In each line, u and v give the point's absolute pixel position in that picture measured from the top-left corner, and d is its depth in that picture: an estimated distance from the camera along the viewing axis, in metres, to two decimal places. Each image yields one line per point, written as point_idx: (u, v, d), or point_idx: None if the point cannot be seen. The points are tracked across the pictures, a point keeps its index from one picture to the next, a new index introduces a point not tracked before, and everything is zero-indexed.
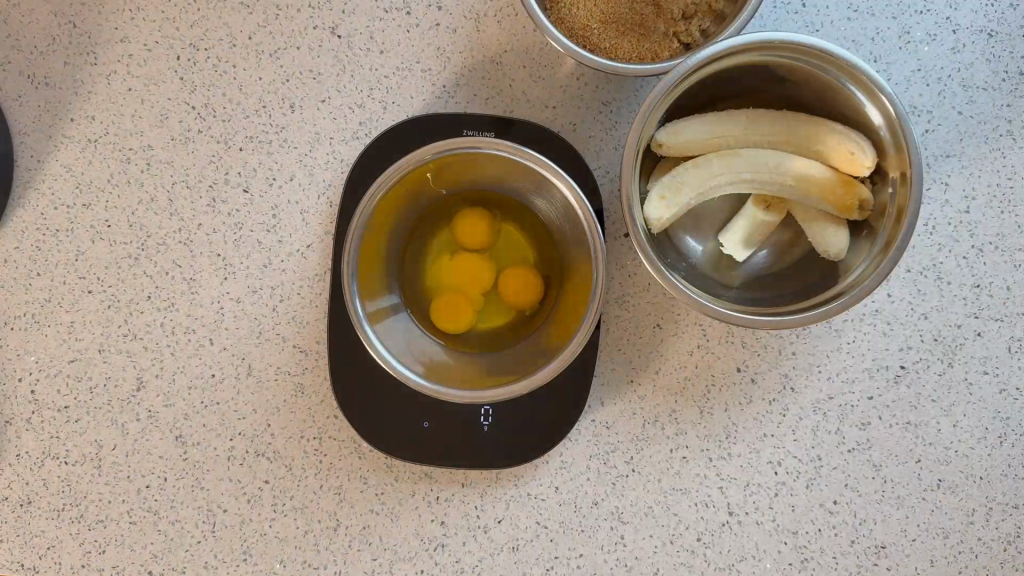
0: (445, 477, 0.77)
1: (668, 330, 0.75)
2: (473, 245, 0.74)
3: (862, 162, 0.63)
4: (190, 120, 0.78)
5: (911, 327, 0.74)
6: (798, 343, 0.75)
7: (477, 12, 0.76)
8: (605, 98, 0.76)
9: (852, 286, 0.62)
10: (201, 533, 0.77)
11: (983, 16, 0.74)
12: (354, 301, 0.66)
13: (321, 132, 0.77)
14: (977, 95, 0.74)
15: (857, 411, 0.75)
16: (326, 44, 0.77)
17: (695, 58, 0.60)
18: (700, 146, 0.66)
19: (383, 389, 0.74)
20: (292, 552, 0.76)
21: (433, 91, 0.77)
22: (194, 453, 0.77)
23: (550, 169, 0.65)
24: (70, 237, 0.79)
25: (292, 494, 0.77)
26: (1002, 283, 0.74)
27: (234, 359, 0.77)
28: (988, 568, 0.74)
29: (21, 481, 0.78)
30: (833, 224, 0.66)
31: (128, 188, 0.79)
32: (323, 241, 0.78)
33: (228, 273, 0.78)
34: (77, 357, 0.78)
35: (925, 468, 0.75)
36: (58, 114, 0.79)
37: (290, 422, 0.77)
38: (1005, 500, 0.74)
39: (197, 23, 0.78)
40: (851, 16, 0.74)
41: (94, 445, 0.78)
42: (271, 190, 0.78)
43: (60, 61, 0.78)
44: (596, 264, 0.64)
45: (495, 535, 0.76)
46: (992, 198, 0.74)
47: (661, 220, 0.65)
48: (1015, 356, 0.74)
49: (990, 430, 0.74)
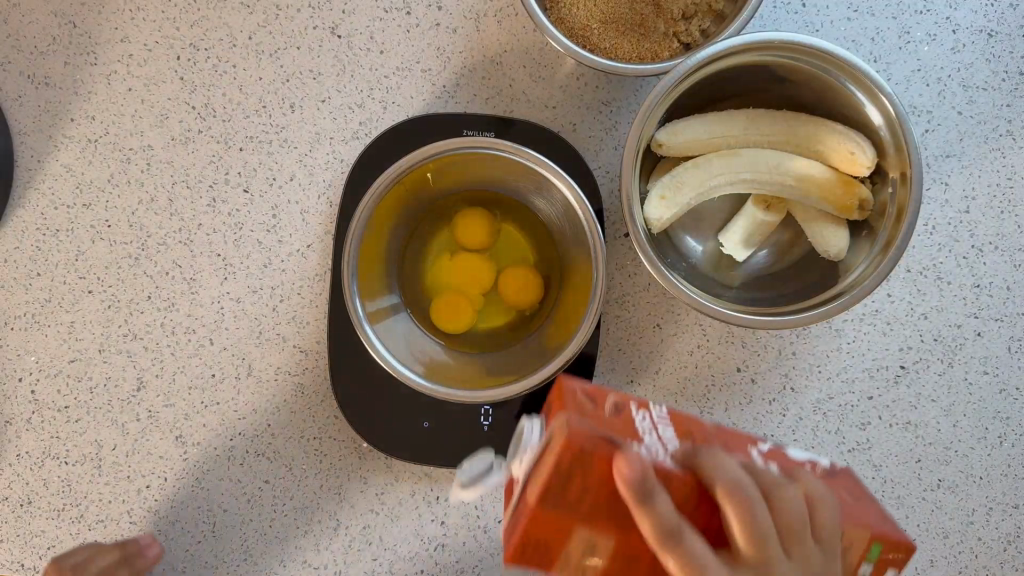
0: (446, 478, 0.77)
1: (668, 330, 0.75)
2: (473, 245, 0.75)
3: (862, 161, 0.63)
4: (190, 120, 0.78)
5: (911, 327, 0.74)
6: (798, 344, 0.75)
7: (477, 12, 0.76)
8: (605, 98, 0.76)
9: (852, 286, 0.62)
10: (201, 533, 0.77)
11: (984, 15, 0.74)
12: (354, 301, 0.66)
13: (320, 132, 0.77)
14: (977, 95, 0.74)
15: (857, 411, 0.75)
16: (326, 44, 0.77)
17: (695, 58, 0.60)
18: (700, 146, 0.66)
19: (384, 390, 0.74)
20: (292, 551, 0.77)
21: (433, 91, 0.77)
22: (194, 453, 0.77)
23: (550, 169, 0.65)
24: (70, 238, 0.79)
25: (292, 494, 0.77)
26: (1002, 283, 0.74)
27: (234, 359, 0.78)
28: (989, 568, 0.74)
29: (21, 481, 0.78)
30: (833, 224, 0.66)
31: (128, 189, 0.79)
32: (323, 241, 0.78)
33: (228, 273, 0.78)
34: (77, 357, 0.78)
35: (925, 468, 0.75)
36: (59, 114, 0.79)
37: (290, 422, 0.77)
38: (1005, 500, 0.74)
39: (197, 23, 0.78)
40: (852, 16, 0.74)
41: (95, 445, 0.78)
42: (271, 190, 0.78)
43: (60, 61, 0.78)
44: (596, 264, 0.64)
45: (495, 535, 0.76)
46: (992, 198, 0.74)
47: (661, 219, 0.65)
48: (1016, 356, 0.74)
49: (990, 430, 0.74)
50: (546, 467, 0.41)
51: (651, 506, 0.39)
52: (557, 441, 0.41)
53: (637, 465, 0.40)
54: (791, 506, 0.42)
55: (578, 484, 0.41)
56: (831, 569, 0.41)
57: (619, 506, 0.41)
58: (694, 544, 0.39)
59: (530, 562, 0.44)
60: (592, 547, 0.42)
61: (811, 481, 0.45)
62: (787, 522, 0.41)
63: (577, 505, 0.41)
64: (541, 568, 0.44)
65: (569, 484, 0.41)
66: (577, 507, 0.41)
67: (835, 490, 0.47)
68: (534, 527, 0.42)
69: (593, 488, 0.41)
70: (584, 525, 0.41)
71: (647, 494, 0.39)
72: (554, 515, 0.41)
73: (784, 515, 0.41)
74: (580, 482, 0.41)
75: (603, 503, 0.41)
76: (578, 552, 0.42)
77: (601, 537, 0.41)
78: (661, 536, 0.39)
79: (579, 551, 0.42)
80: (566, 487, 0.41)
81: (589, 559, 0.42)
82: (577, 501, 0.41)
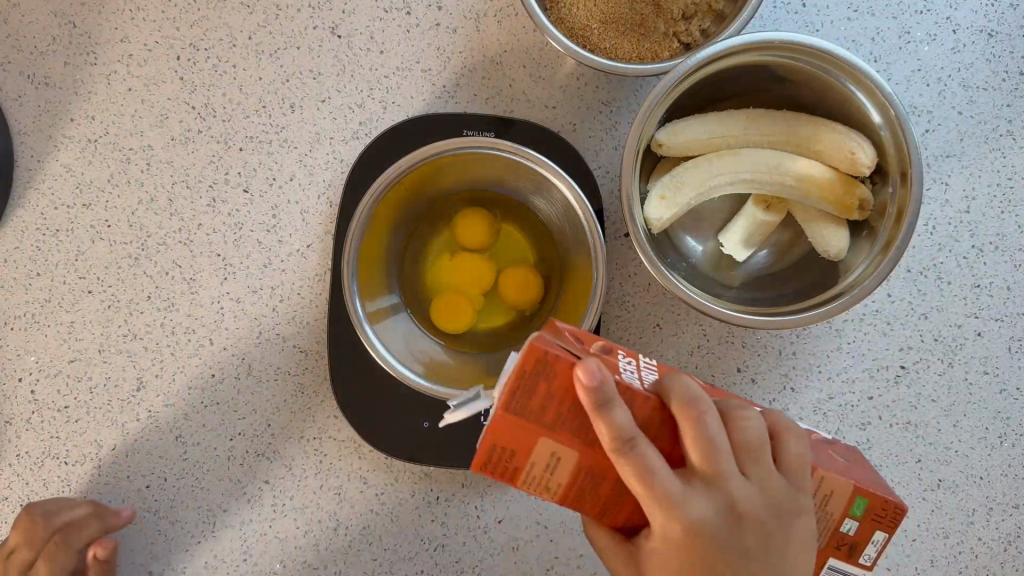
0: (446, 478, 0.77)
1: (668, 330, 0.75)
2: (472, 246, 0.75)
3: (862, 161, 0.63)
4: (190, 120, 0.78)
5: (911, 326, 0.74)
6: (798, 344, 0.75)
7: (477, 12, 0.76)
8: (605, 98, 0.76)
9: (852, 286, 0.62)
10: (201, 533, 0.77)
11: (984, 15, 0.74)
12: (354, 301, 0.65)
13: (320, 132, 0.77)
14: (977, 95, 0.74)
15: (857, 411, 0.75)
16: (326, 44, 0.77)
17: (695, 58, 0.59)
18: (700, 146, 0.66)
19: (384, 390, 0.74)
20: (292, 551, 0.76)
21: (433, 91, 0.77)
22: (193, 453, 0.77)
23: (549, 169, 0.65)
24: (70, 238, 0.79)
25: (292, 494, 0.77)
26: (1002, 283, 0.74)
27: (234, 359, 0.78)
28: (989, 568, 0.74)
29: (21, 481, 0.78)
30: (833, 224, 0.66)
31: (128, 189, 0.79)
32: (323, 241, 0.78)
33: (228, 273, 0.78)
34: (77, 357, 0.78)
35: (925, 468, 0.75)
36: (59, 114, 0.79)
37: (290, 422, 0.77)
38: (1005, 500, 0.74)
39: (197, 23, 0.78)
40: (851, 16, 0.74)
41: (94, 445, 0.78)
42: (271, 190, 0.78)
43: (60, 61, 0.78)
44: (596, 265, 0.64)
45: (495, 535, 0.76)
46: (992, 198, 0.74)
47: (661, 220, 0.65)
48: (1016, 356, 0.74)
49: (990, 430, 0.74)
50: (512, 374, 0.42)
51: (612, 414, 0.41)
52: (524, 349, 0.42)
53: (597, 378, 0.41)
54: (746, 429, 0.45)
55: (543, 395, 0.42)
56: (791, 491, 0.44)
57: (583, 417, 0.42)
58: (650, 452, 0.42)
59: (492, 472, 0.45)
60: (554, 459, 0.43)
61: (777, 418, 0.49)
62: (741, 441, 0.45)
63: (541, 415, 0.42)
64: (504, 480, 0.45)
65: (534, 394, 0.42)
66: (540, 418, 0.42)
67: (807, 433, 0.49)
68: (498, 435, 0.43)
69: (558, 398, 0.42)
70: (547, 434, 0.42)
71: (608, 403, 0.41)
72: (518, 421, 0.42)
73: (741, 436, 0.45)
74: (546, 393, 0.42)
75: (567, 413, 0.42)
76: (541, 463, 0.44)
77: (564, 448, 0.43)
78: (620, 443, 0.41)
79: (542, 463, 0.43)
80: (531, 398, 0.42)
81: (552, 470, 0.44)
82: (542, 412, 0.42)
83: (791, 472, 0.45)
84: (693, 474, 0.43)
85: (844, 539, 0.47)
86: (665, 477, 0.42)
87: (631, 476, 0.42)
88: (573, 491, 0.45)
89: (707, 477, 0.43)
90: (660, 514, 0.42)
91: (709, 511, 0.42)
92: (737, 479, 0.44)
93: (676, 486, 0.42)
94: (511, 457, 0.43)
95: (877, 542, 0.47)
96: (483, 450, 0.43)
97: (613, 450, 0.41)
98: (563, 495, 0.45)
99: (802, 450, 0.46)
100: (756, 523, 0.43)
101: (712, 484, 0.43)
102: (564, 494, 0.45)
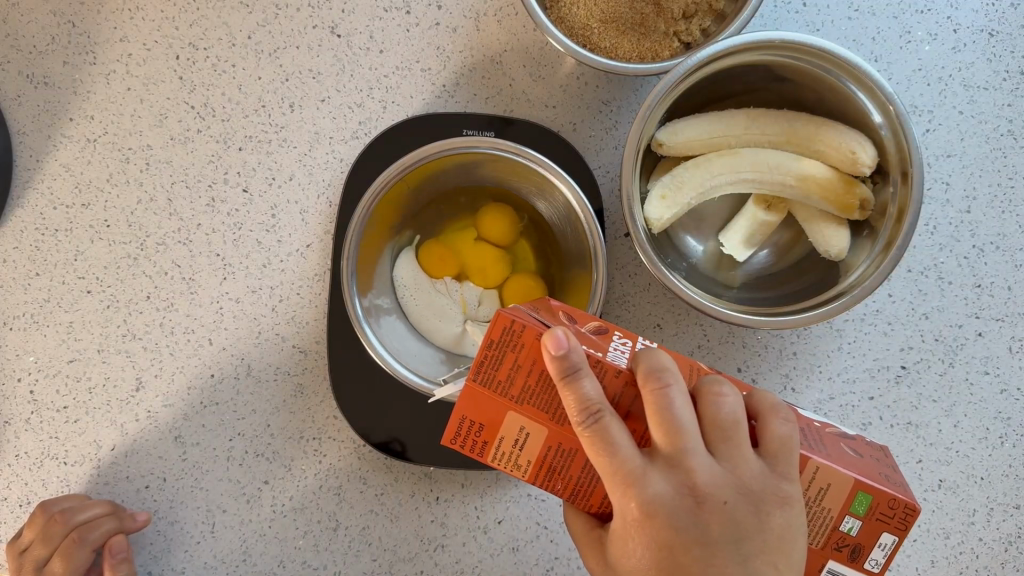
0: (446, 478, 0.77)
1: (669, 330, 0.75)
2: (485, 245, 0.75)
3: (863, 161, 0.62)
4: (190, 120, 0.78)
5: (911, 327, 0.74)
6: (799, 344, 0.75)
7: (477, 11, 0.76)
8: (605, 97, 0.76)
9: (852, 286, 0.62)
10: (201, 533, 0.77)
11: (984, 15, 0.74)
12: (354, 300, 0.66)
13: (320, 131, 0.77)
14: (978, 95, 0.74)
15: (858, 411, 0.75)
16: (326, 44, 0.77)
17: (695, 58, 0.59)
18: (699, 146, 0.66)
19: (382, 389, 0.73)
20: (292, 552, 0.76)
21: (433, 91, 0.77)
22: (193, 454, 0.77)
23: (550, 169, 0.65)
24: (69, 237, 0.79)
25: (291, 494, 0.76)
26: (1002, 283, 0.74)
27: (233, 358, 0.77)
28: (989, 569, 0.74)
29: (21, 481, 0.78)
30: (833, 224, 0.65)
31: (128, 188, 0.79)
32: (323, 241, 0.78)
33: (228, 273, 0.78)
34: (77, 358, 0.78)
35: (925, 468, 0.74)
36: (59, 114, 0.78)
37: (290, 422, 0.77)
38: (1006, 501, 0.74)
39: (196, 22, 0.77)
40: (852, 16, 0.74)
41: (94, 445, 0.78)
42: (271, 189, 0.77)
43: (60, 61, 0.78)
44: (597, 263, 0.64)
45: (495, 535, 0.76)
46: (993, 198, 0.74)
47: (661, 219, 0.65)
48: (1016, 356, 0.74)
49: (990, 430, 0.74)
50: (481, 344, 0.45)
51: (576, 384, 0.43)
52: (493, 318, 0.45)
53: (564, 345, 0.43)
54: (723, 409, 0.45)
55: (509, 365, 0.44)
56: (768, 477, 0.44)
57: (550, 388, 0.45)
58: (614, 426, 0.42)
59: (463, 447, 0.47)
60: (523, 432, 0.46)
61: (765, 401, 0.48)
62: (715, 420, 0.45)
63: (508, 387, 0.45)
64: (475, 456, 0.47)
65: (501, 365, 0.44)
66: (507, 390, 0.45)
67: (795, 416, 0.49)
68: (468, 408, 0.45)
69: (524, 368, 0.44)
70: (514, 407, 0.45)
71: (573, 372, 0.43)
72: (485, 394, 0.45)
73: (718, 415, 0.45)
74: (513, 364, 0.44)
75: (533, 384, 0.45)
76: (509, 437, 0.46)
77: (531, 421, 0.45)
78: (583, 414, 0.42)
79: (511, 437, 0.46)
80: (498, 369, 0.45)
81: (521, 445, 0.46)
82: (508, 383, 0.45)
83: (771, 457, 0.44)
84: (658, 453, 0.44)
85: (845, 540, 0.47)
86: (627, 453, 0.42)
87: (593, 449, 0.43)
88: (544, 468, 0.47)
89: (672, 455, 0.43)
90: (621, 492, 0.43)
91: (672, 492, 0.43)
92: (706, 459, 0.44)
93: (637, 462, 0.43)
94: (479, 430, 0.46)
95: (884, 545, 0.46)
96: (452, 422, 0.46)
97: (578, 420, 0.43)
98: (534, 472, 0.47)
99: (785, 433, 0.45)
100: (725, 508, 0.43)
101: (678, 462, 0.43)
102: (535, 471, 0.47)
